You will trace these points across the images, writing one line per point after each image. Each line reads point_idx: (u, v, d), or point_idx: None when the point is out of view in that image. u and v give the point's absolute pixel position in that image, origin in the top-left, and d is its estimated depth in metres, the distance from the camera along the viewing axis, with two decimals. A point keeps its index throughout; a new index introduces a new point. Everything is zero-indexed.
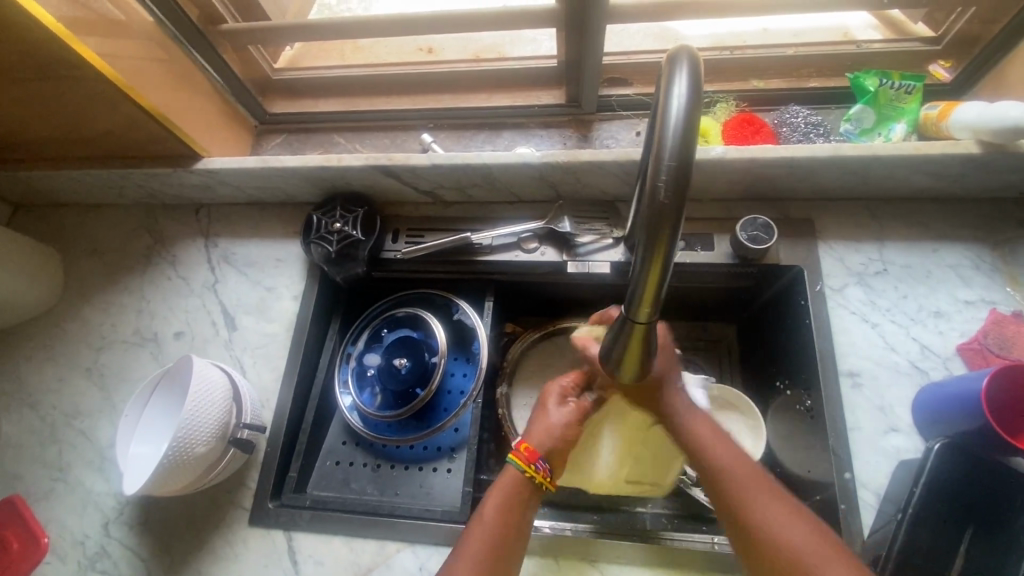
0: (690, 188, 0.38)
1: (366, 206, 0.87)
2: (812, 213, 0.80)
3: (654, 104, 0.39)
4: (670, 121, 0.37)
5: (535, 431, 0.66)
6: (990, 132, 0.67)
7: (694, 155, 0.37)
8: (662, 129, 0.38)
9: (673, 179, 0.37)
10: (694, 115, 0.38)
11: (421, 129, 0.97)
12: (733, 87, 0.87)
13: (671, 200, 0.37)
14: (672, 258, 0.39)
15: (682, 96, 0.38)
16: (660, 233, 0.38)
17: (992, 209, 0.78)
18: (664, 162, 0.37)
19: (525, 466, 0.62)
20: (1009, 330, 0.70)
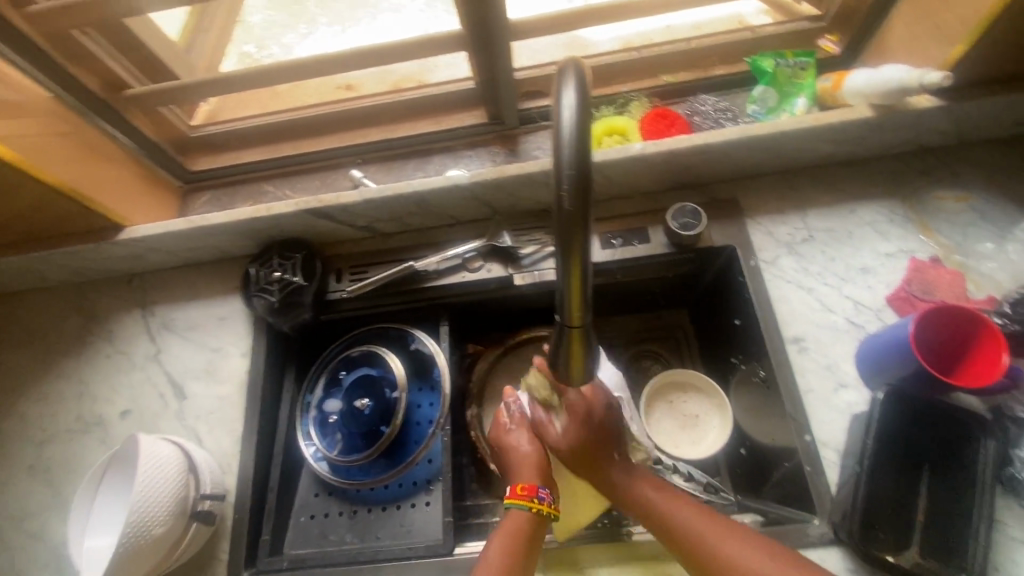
0: (593, 194, 0.39)
1: (304, 250, 0.86)
2: (736, 193, 0.84)
3: (547, 115, 0.40)
4: (564, 132, 0.38)
5: (518, 477, 0.71)
6: (880, 95, 0.73)
7: (592, 161, 0.38)
8: (556, 139, 0.39)
9: (575, 187, 0.38)
10: (585, 120, 0.39)
11: (349, 165, 0.95)
12: (644, 84, 0.90)
13: (577, 205, 0.38)
14: (590, 263, 0.40)
15: (571, 103, 0.39)
16: (573, 243, 0.39)
17: (897, 163, 0.82)
18: (562, 168, 0.38)
19: (526, 502, 0.66)
20: (929, 276, 0.74)
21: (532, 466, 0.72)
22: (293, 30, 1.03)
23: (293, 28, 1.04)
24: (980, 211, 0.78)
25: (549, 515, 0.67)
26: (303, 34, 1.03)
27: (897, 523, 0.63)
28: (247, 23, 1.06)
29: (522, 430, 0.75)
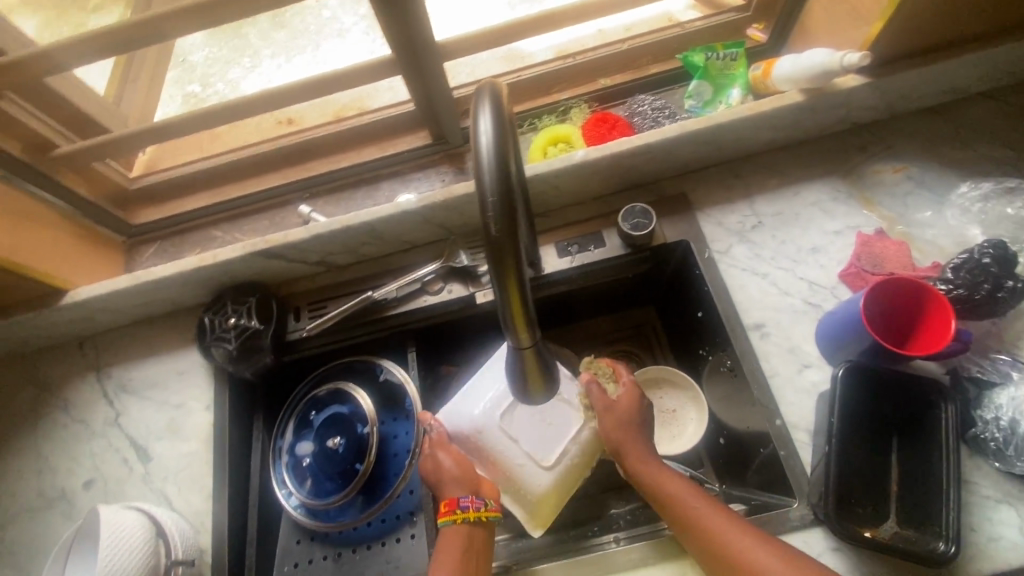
0: (521, 216, 0.38)
1: (257, 293, 0.84)
2: (684, 187, 0.85)
3: (465, 142, 0.40)
4: (483, 158, 0.38)
5: (441, 493, 0.69)
6: (807, 80, 0.74)
7: (514, 184, 0.38)
8: (476, 165, 0.38)
9: (500, 212, 0.37)
10: (503, 144, 0.39)
11: (297, 200, 0.93)
12: (582, 90, 0.90)
13: (504, 229, 0.37)
14: (527, 284, 0.39)
15: (486, 129, 0.39)
16: (506, 268, 0.38)
17: (834, 141, 0.84)
18: (484, 193, 0.38)
19: (450, 518, 0.65)
20: (876, 248, 0.76)
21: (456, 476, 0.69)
22: (237, 65, 1.03)
23: (237, 62, 1.04)
24: (918, 179, 0.80)
25: (480, 520, 0.66)
26: (248, 68, 1.03)
27: (873, 495, 0.64)
28: (190, 62, 1.05)
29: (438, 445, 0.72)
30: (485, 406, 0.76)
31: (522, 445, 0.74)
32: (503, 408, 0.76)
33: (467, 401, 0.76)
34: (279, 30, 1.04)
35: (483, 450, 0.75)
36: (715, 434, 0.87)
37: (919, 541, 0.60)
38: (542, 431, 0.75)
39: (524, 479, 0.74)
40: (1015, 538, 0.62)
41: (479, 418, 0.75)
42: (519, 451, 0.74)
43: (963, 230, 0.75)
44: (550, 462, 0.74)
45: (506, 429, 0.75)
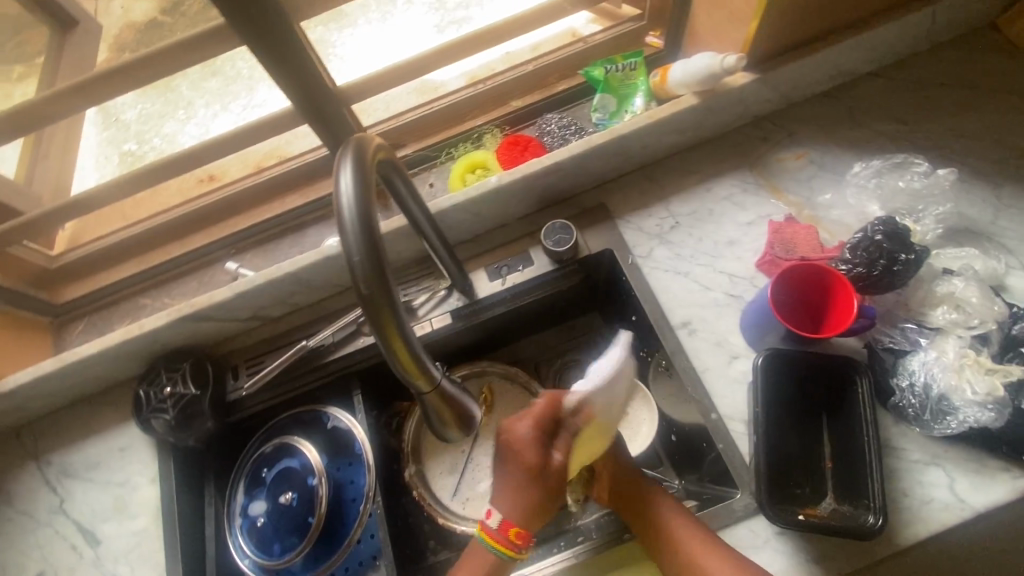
0: (389, 268, 0.39)
1: (191, 358, 0.82)
2: (603, 197, 0.87)
3: (331, 200, 0.41)
4: (345, 217, 0.39)
5: (507, 510, 0.59)
6: (697, 83, 0.78)
7: (379, 238, 0.39)
8: (341, 223, 0.39)
9: (367, 268, 0.38)
10: (364, 200, 0.40)
11: (224, 258, 0.92)
12: (494, 114, 0.92)
13: (374, 282, 0.38)
14: (410, 331, 0.40)
15: (348, 185, 0.40)
16: (382, 320, 0.39)
17: (739, 135, 0.87)
18: (350, 249, 0.39)
19: (483, 534, 0.60)
20: (787, 234, 0.79)
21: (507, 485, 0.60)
22: (172, 117, 1.01)
23: (172, 116, 1.02)
24: (819, 162, 0.84)
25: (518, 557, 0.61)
26: (184, 120, 1.01)
27: (810, 476, 0.68)
28: (121, 120, 1.03)
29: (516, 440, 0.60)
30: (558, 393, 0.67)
31: None
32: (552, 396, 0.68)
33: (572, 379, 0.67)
34: (210, 78, 1.02)
35: None
36: (666, 431, 0.86)
37: (853, 515, 0.62)
38: None
39: None
40: (945, 497, 0.65)
41: None
42: None
43: (864, 207, 0.79)
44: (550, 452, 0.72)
45: None
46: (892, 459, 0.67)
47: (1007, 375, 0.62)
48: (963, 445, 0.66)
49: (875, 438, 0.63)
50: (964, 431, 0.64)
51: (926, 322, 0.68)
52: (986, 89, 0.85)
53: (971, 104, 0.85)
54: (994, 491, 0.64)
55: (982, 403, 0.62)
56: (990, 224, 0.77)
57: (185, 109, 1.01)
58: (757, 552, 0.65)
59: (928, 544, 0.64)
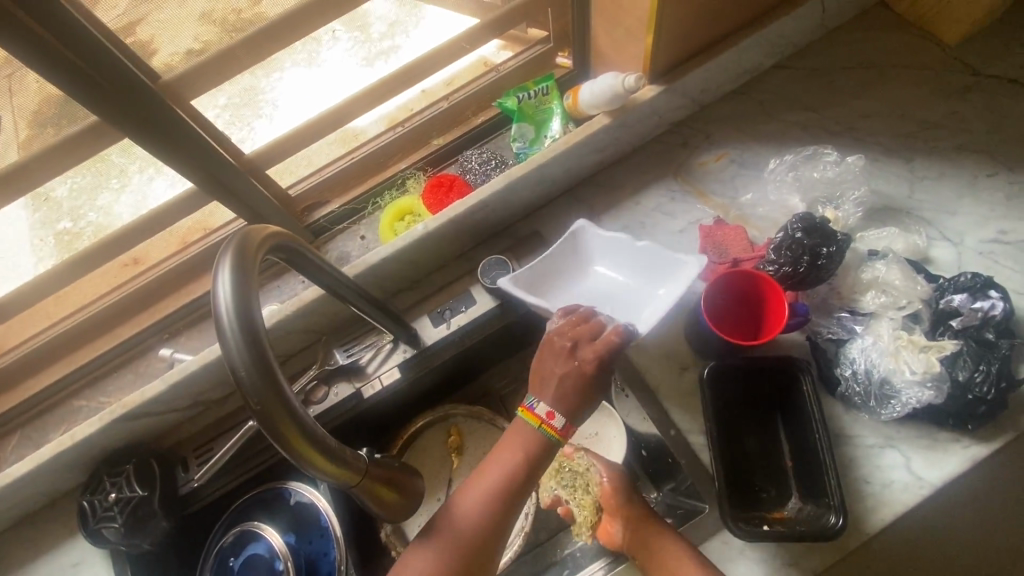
0: (278, 369, 0.37)
1: (133, 458, 0.78)
2: (536, 225, 0.87)
3: (209, 306, 0.38)
4: (224, 321, 0.37)
5: (574, 412, 0.60)
6: (606, 103, 0.78)
7: (264, 338, 0.37)
8: (222, 331, 0.37)
9: (253, 373, 0.36)
10: (244, 300, 0.38)
11: (158, 344, 0.90)
12: (417, 156, 0.91)
13: (264, 389, 0.36)
14: (314, 428, 0.38)
15: (226, 288, 0.38)
16: (280, 424, 0.37)
17: (659, 144, 0.88)
18: (233, 359, 0.37)
19: (533, 420, 0.60)
20: (720, 236, 0.79)
21: (563, 392, 0.60)
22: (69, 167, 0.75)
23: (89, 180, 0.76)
24: (739, 161, 0.85)
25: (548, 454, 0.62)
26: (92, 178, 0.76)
27: (773, 480, 0.69)
28: (52, 199, 0.75)
29: (584, 360, 0.60)
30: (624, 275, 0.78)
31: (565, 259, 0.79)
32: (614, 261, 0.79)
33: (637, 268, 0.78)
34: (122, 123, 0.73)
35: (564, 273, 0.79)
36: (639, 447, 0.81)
37: (818, 515, 0.62)
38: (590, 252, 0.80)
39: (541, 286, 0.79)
40: (904, 478, 0.65)
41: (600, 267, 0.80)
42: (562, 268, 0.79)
43: (786, 201, 0.80)
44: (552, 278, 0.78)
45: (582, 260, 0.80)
46: (848, 448, 0.68)
47: (940, 350, 0.63)
48: (913, 423, 0.67)
49: (825, 437, 0.63)
50: (909, 411, 0.65)
51: (858, 308, 0.69)
52: (886, 67, 0.88)
53: (874, 83, 0.87)
54: (949, 464, 0.65)
55: (922, 382, 0.63)
56: (907, 199, 0.79)
57: (117, 177, 0.75)
58: (732, 562, 0.65)
59: (894, 526, 0.65)
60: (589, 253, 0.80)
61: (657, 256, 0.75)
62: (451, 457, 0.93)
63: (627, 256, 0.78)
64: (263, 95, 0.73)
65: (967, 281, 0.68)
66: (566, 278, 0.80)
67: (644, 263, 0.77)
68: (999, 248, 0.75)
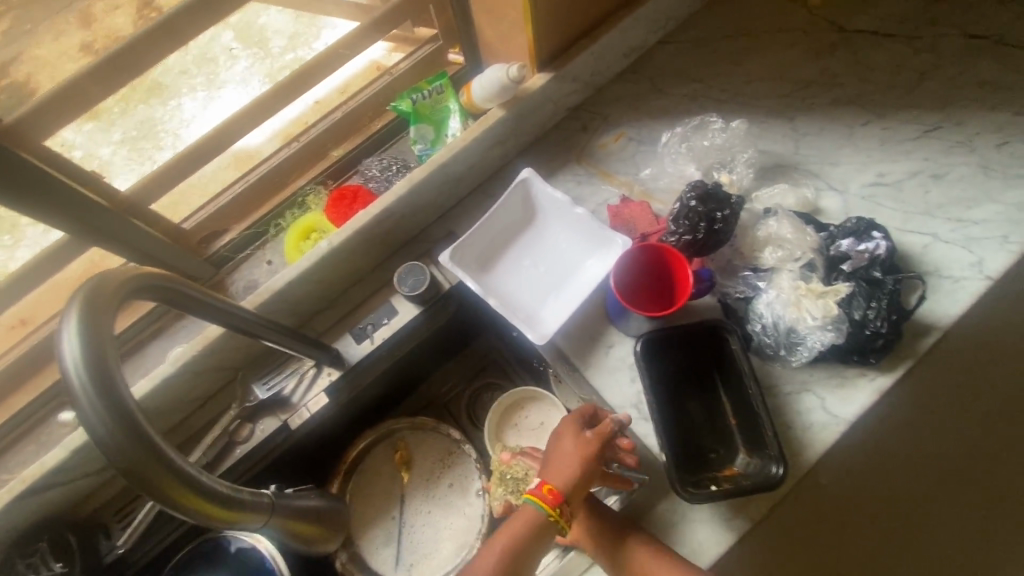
0: (145, 422, 0.35)
1: (45, 536, 0.72)
2: (449, 226, 0.86)
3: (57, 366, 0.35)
4: (74, 382, 0.34)
5: (548, 472, 0.63)
6: (498, 97, 0.78)
7: (123, 392, 0.35)
8: (76, 396, 0.34)
9: (116, 433, 0.34)
10: (97, 352, 0.35)
11: (57, 409, 0.82)
12: (316, 171, 0.88)
13: (141, 457, 0.35)
14: (195, 477, 0.37)
15: (74, 352, 0.35)
16: (153, 481, 0.35)
17: (561, 130, 0.88)
18: (94, 427, 0.34)
19: (549, 509, 0.60)
20: (626, 215, 0.80)
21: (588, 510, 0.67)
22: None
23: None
24: (637, 138, 0.87)
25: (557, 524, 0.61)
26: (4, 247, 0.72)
27: (720, 440, 0.71)
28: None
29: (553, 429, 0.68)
30: (562, 240, 0.80)
31: (504, 219, 0.80)
32: (554, 225, 0.81)
33: (574, 234, 0.79)
34: None
35: (502, 236, 0.81)
36: None
37: (762, 467, 0.64)
38: (528, 211, 0.81)
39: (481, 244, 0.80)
40: (822, 417, 0.69)
41: (539, 229, 0.81)
42: (497, 229, 0.80)
43: (683, 170, 0.82)
44: (492, 237, 0.80)
45: (522, 220, 0.81)
46: (770, 398, 0.71)
47: (836, 293, 0.67)
48: (824, 364, 0.71)
49: (757, 391, 0.66)
50: (817, 354, 0.68)
51: (759, 265, 0.73)
52: (761, 33, 0.92)
53: (751, 49, 0.91)
54: (860, 398, 0.69)
55: (823, 325, 0.67)
56: (793, 155, 0.83)
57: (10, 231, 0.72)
58: (677, 527, 0.67)
59: (821, 464, 0.69)
60: (532, 211, 0.81)
61: (594, 223, 0.77)
62: (398, 473, 0.91)
63: (568, 222, 0.80)
64: (161, 125, 0.74)
65: (852, 226, 0.72)
66: (510, 234, 0.81)
67: (584, 229, 0.79)
68: (880, 190, 0.80)
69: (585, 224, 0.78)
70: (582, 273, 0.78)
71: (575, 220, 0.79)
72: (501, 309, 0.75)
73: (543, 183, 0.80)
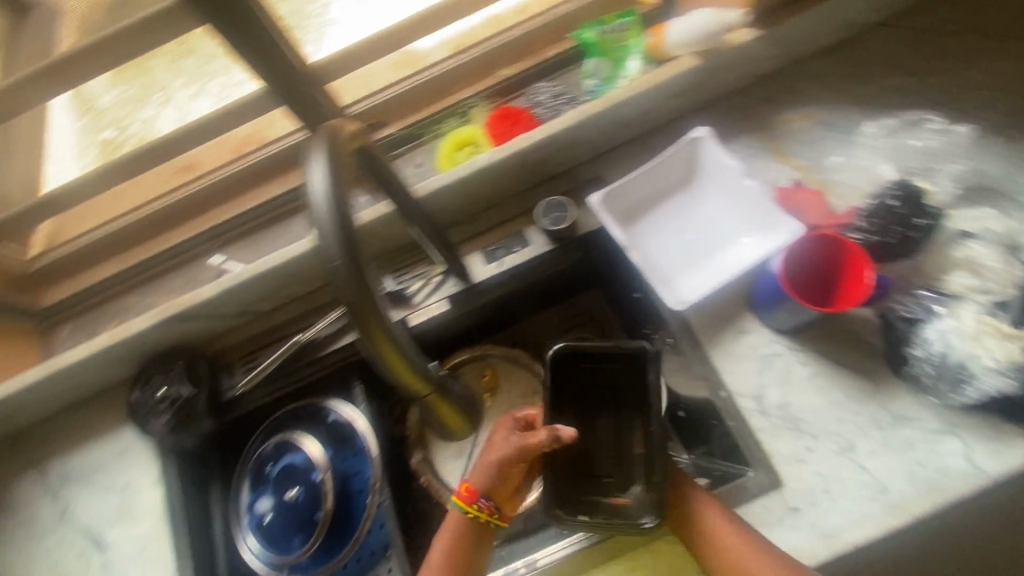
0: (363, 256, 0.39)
1: (183, 358, 0.80)
2: (600, 170, 0.82)
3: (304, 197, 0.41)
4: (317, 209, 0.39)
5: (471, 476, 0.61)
6: (696, 43, 0.74)
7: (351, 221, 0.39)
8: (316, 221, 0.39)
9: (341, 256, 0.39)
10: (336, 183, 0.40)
11: (209, 252, 0.89)
12: (482, 85, 0.87)
13: (355, 283, 0.39)
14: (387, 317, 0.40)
15: (319, 183, 0.40)
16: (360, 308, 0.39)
17: (743, 97, 0.82)
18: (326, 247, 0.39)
19: (464, 506, 0.59)
20: (795, 200, 0.74)
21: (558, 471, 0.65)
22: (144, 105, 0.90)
23: (147, 102, 0.89)
24: (826, 123, 0.79)
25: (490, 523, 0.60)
26: (162, 107, 0.89)
27: (620, 466, 0.66)
28: (109, 112, 0.92)
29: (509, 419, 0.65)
30: (718, 211, 0.75)
31: (663, 177, 0.77)
32: (713, 194, 0.76)
33: (733, 207, 0.75)
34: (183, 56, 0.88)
35: (656, 194, 0.77)
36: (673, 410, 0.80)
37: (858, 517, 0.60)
38: (688, 173, 0.77)
39: (633, 197, 0.77)
40: (963, 467, 0.63)
41: (696, 194, 0.77)
42: (653, 185, 0.77)
43: (876, 169, 0.75)
44: (645, 193, 0.77)
45: (679, 181, 0.78)
46: (906, 429, 0.66)
47: None
48: (981, 412, 0.64)
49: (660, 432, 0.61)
50: (983, 399, 0.63)
51: (942, 288, 0.68)
52: (1004, 36, 0.80)
53: (986, 52, 0.79)
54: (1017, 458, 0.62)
55: (1001, 370, 0.62)
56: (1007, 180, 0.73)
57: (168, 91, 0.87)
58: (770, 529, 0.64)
59: (946, 513, 0.63)
60: (693, 174, 0.77)
61: (761, 198, 0.71)
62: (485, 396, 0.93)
63: (730, 193, 0.75)
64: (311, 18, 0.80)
65: None
66: (664, 194, 0.78)
67: (746, 203, 0.73)
68: None
69: (749, 198, 0.73)
70: (734, 249, 0.73)
71: (739, 192, 0.74)
72: (643, 264, 0.71)
73: (716, 146, 0.75)
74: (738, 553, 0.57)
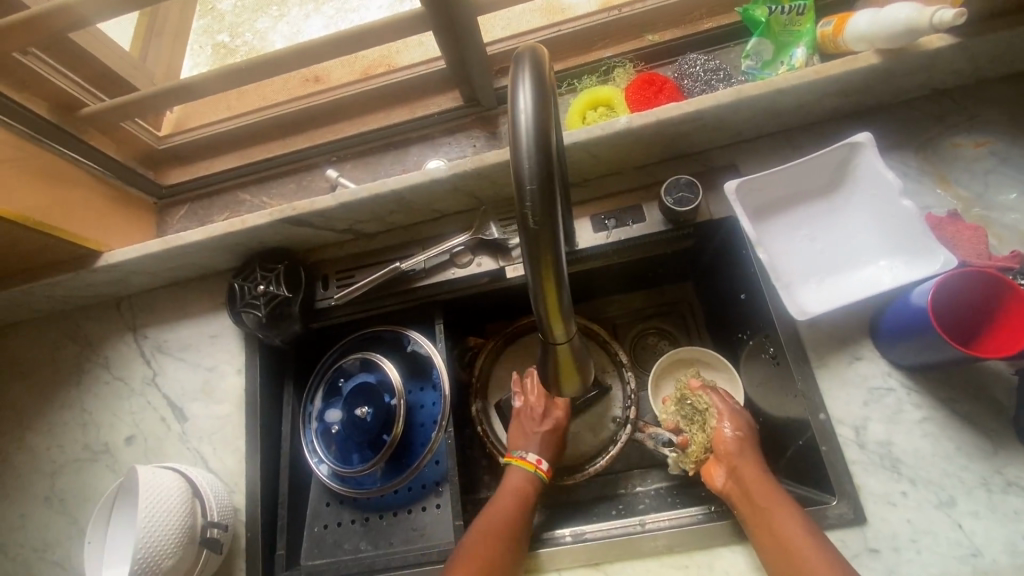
0: (557, 194, 0.39)
1: (286, 261, 0.83)
2: (734, 158, 0.78)
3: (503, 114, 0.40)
4: (520, 130, 0.38)
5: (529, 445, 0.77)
6: (884, 39, 0.65)
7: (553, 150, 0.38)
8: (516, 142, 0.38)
9: (536, 187, 0.38)
10: (543, 110, 0.39)
11: (324, 164, 0.90)
12: (628, 47, 0.83)
13: (543, 218, 0.38)
14: (561, 256, 0.40)
15: (527, 102, 0.39)
16: (540, 244, 0.39)
17: (911, 110, 0.75)
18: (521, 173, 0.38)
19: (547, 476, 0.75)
20: (948, 231, 0.68)
21: (549, 442, 0.77)
22: (263, 14, 1.00)
23: (263, 11, 1.00)
24: (1002, 156, 0.72)
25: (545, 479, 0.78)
26: (274, 17, 0.99)
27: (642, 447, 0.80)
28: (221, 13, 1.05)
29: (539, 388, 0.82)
30: (856, 228, 0.71)
31: (805, 179, 0.72)
32: (853, 208, 0.72)
33: (874, 226, 0.70)
34: None
35: (792, 196, 0.73)
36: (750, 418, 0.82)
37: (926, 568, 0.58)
38: (833, 180, 0.72)
39: (767, 193, 0.72)
40: None
41: (833, 206, 0.73)
42: (791, 186, 0.72)
43: None
44: (781, 191, 0.73)
45: (820, 188, 0.73)
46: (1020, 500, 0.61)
47: None
48: None
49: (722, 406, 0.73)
50: None
51: None
52: None
53: None
54: None
55: None
56: None
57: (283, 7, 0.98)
58: None
59: None
60: (837, 183, 0.72)
61: (916, 219, 0.65)
62: None
63: (875, 209, 0.70)
64: None
65: None
66: (800, 198, 0.73)
67: (892, 223, 0.68)
68: None
69: (899, 219, 0.67)
70: (865, 271, 0.69)
71: (887, 211, 0.68)
72: (771, 267, 0.66)
73: (875, 156, 0.69)
74: (807, 558, 0.55)
